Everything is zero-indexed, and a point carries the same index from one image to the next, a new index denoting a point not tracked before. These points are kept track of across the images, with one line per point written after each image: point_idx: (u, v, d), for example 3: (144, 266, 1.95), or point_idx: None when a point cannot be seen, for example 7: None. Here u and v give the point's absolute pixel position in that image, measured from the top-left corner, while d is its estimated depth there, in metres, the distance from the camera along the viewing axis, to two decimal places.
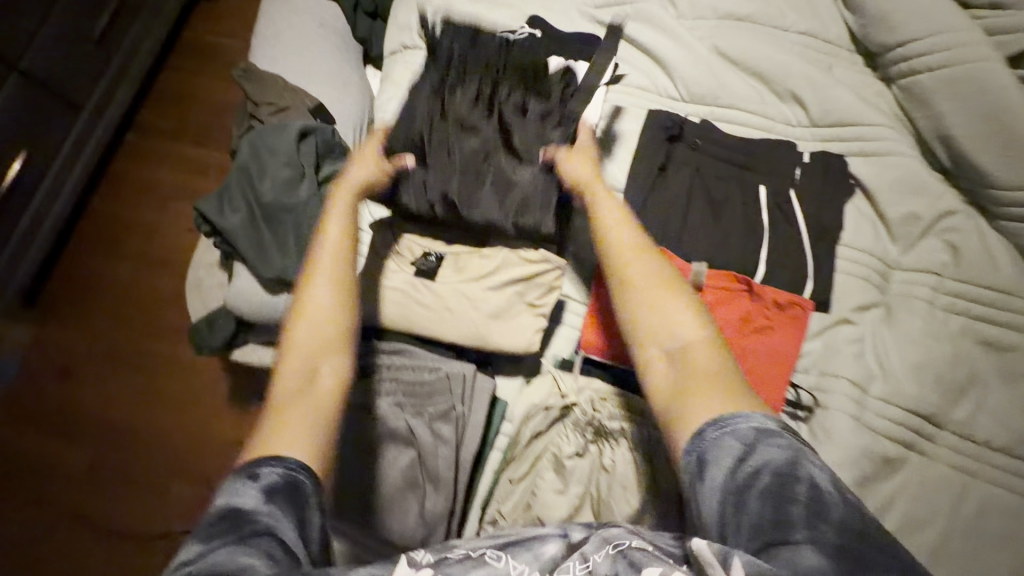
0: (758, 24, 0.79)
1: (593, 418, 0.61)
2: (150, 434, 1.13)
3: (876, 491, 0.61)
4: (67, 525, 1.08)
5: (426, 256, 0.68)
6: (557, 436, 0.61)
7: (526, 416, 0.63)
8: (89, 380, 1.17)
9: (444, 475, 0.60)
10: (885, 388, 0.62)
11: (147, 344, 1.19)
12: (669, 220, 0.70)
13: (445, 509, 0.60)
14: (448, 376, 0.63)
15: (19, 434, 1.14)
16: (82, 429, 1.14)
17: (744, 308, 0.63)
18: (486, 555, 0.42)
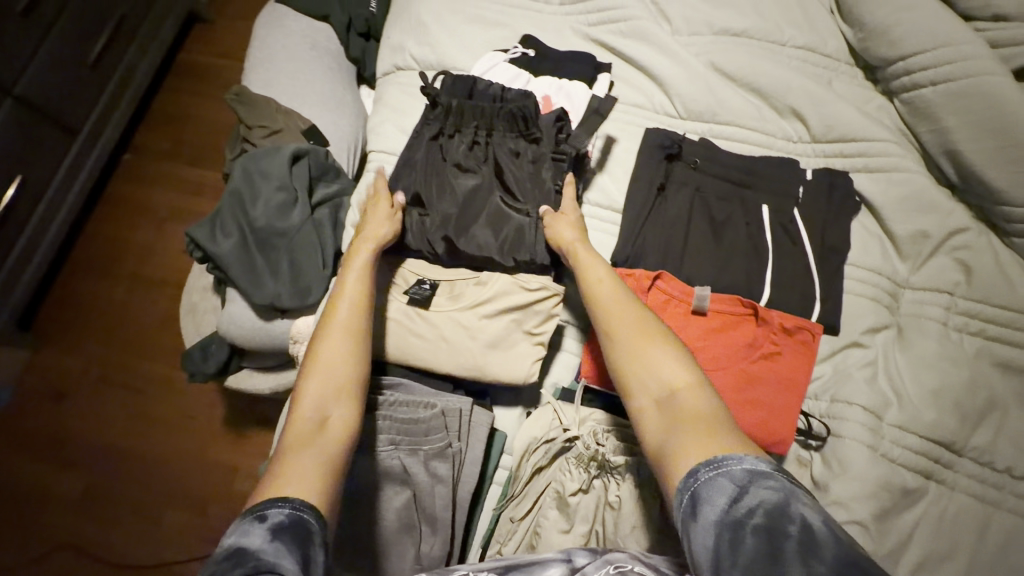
0: (755, 39, 0.78)
1: (596, 452, 0.57)
2: (143, 463, 1.10)
3: (896, 524, 0.58)
4: (56, 562, 1.04)
5: (419, 284, 0.66)
6: (560, 471, 0.58)
7: (526, 450, 0.59)
8: (80, 408, 1.14)
9: (441, 516, 0.58)
10: (902, 415, 0.59)
11: (139, 370, 1.16)
12: (670, 243, 0.68)
13: (443, 552, 0.57)
14: (444, 413, 0.60)
15: (8, 466, 1.11)
16: (73, 460, 1.11)
17: (750, 334, 0.61)
18: None
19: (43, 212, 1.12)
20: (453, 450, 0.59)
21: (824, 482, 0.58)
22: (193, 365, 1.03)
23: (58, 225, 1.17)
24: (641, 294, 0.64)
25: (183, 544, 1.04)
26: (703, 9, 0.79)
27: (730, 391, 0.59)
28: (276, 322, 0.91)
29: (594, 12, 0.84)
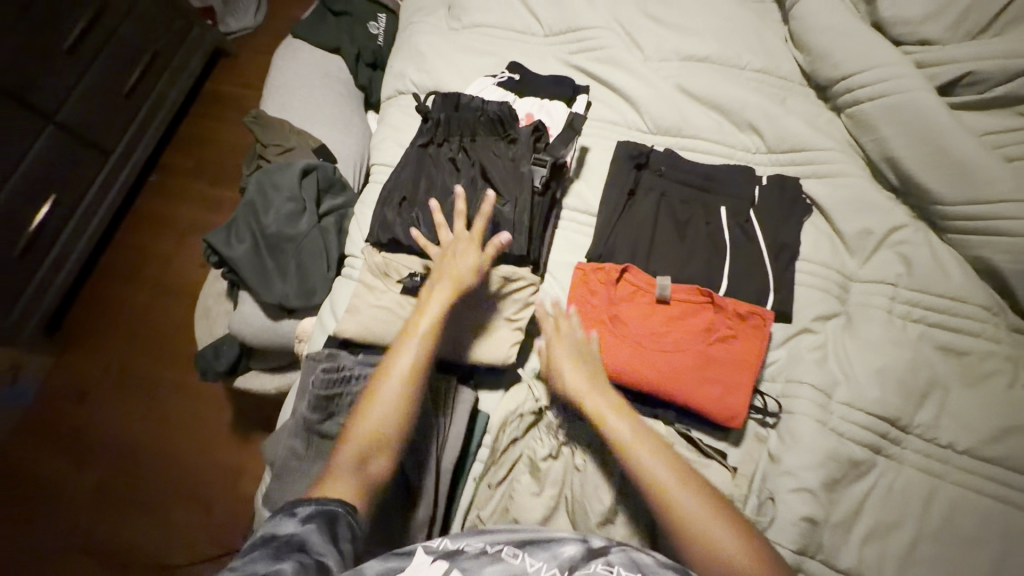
0: (717, 63, 0.87)
1: (564, 419, 0.64)
2: (155, 460, 1.16)
3: (846, 495, 0.62)
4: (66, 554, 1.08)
5: (411, 275, 0.73)
6: (532, 440, 0.64)
7: (503, 423, 0.66)
8: (98, 408, 1.21)
9: (423, 483, 0.62)
10: (849, 393, 0.65)
11: (157, 371, 1.24)
12: (638, 240, 0.75)
13: (424, 518, 0.61)
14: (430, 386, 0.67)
15: (29, 463, 1.17)
16: (90, 457, 1.17)
17: (707, 319, 0.67)
18: (504, 553, 0.46)
19: (76, 225, 1.23)
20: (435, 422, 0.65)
21: (778, 454, 0.63)
22: (206, 364, 1.10)
23: (87, 237, 1.27)
24: (610, 285, 0.70)
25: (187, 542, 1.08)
26: (670, 39, 0.89)
27: (691, 372, 0.64)
28: (282, 321, 0.99)
29: (574, 42, 0.94)
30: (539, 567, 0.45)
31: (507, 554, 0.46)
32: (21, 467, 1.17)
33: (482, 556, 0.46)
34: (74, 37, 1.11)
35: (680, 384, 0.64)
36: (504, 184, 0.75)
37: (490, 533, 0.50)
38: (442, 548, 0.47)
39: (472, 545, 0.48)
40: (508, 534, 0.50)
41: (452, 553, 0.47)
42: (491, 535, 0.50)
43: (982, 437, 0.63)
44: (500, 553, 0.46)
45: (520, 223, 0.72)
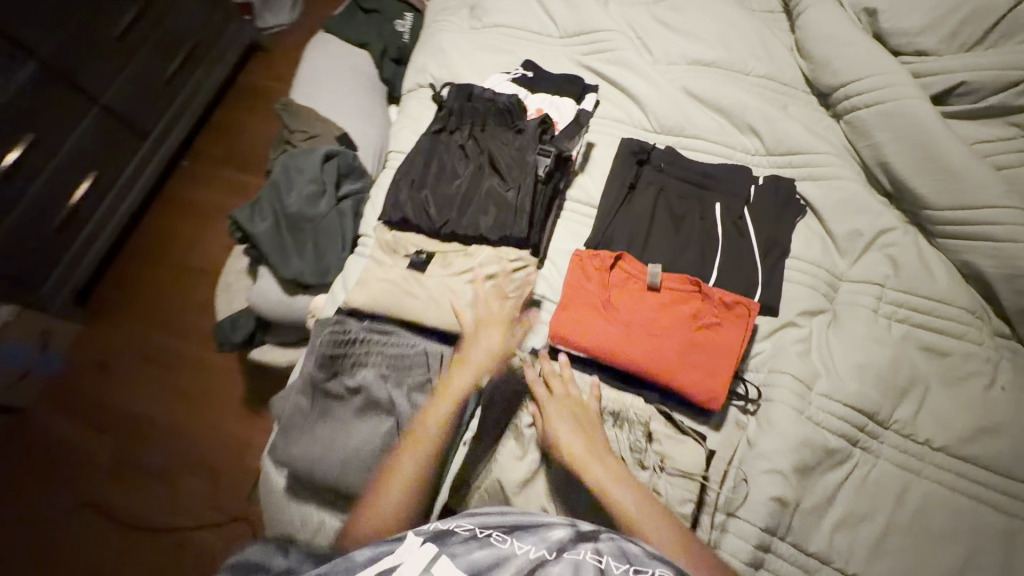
0: (723, 68, 0.90)
1: None
2: (170, 428, 1.22)
3: (819, 484, 0.64)
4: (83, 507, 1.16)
5: (418, 253, 0.78)
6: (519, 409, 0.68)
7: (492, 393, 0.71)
8: (122, 375, 1.29)
9: None
10: (828, 385, 0.67)
11: (179, 343, 1.31)
12: (635, 232, 0.79)
13: None
14: (427, 353, 0.72)
15: (55, 424, 1.24)
16: (111, 420, 1.24)
17: (693, 307, 0.70)
18: (492, 537, 0.45)
19: (113, 199, 1.32)
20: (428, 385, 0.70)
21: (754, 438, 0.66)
22: (224, 335, 1.17)
23: (120, 214, 1.35)
24: (604, 271, 0.74)
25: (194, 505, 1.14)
26: (679, 44, 0.93)
27: (677, 356, 0.67)
28: (298, 297, 1.04)
29: (587, 44, 0.98)
30: (526, 549, 0.44)
31: (494, 537, 0.45)
32: (48, 427, 1.24)
33: (470, 538, 0.45)
34: (123, 25, 1.20)
35: (666, 366, 0.67)
36: (511, 171, 0.79)
37: (479, 516, 0.50)
38: (434, 530, 0.47)
39: (461, 528, 0.47)
40: (497, 518, 0.49)
41: (440, 536, 0.46)
42: (478, 518, 0.49)
43: (960, 436, 0.64)
44: (489, 536, 0.46)
45: (522, 208, 0.76)
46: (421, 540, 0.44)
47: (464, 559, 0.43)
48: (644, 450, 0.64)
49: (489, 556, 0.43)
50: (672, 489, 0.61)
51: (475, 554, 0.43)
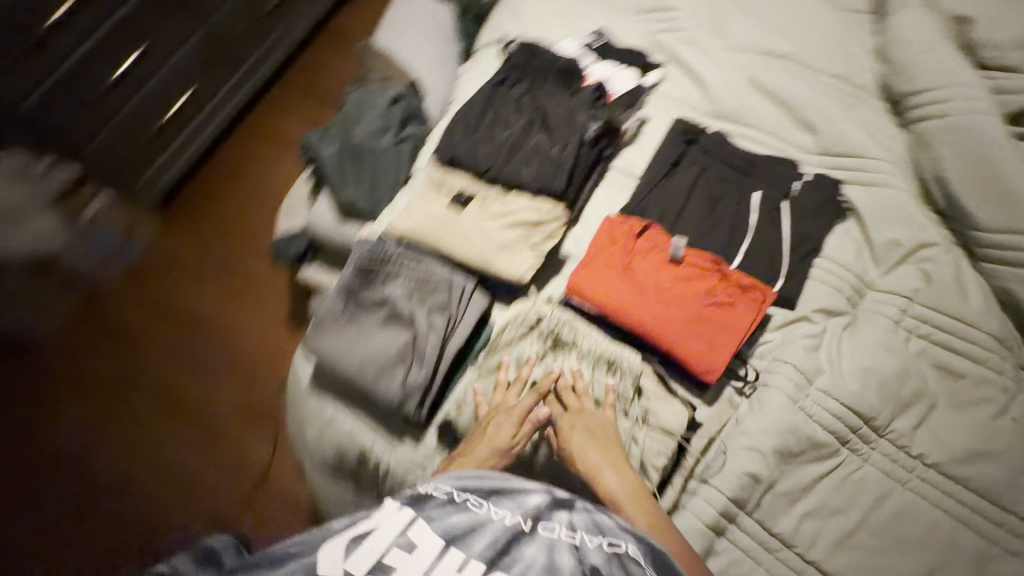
0: (794, 61, 0.89)
1: (554, 331, 0.74)
2: (226, 332, 1.33)
3: (798, 473, 0.66)
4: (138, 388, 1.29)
5: (461, 191, 0.84)
6: (524, 344, 0.74)
7: (503, 326, 0.76)
8: (192, 276, 1.41)
9: (428, 357, 0.74)
10: (829, 382, 0.68)
11: (244, 255, 1.42)
12: (669, 206, 0.81)
13: (423, 383, 0.73)
14: (451, 281, 0.78)
15: (133, 309, 1.38)
16: (178, 315, 1.36)
17: (711, 283, 0.72)
18: (469, 502, 0.51)
19: (205, 116, 1.45)
20: (446, 304, 0.76)
21: (742, 417, 0.68)
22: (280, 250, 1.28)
23: (210, 129, 1.49)
24: (630, 236, 0.77)
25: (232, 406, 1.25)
26: (753, 31, 0.92)
27: (683, 326, 0.70)
28: (348, 222, 1.12)
29: (660, 21, 0.99)
30: (503, 515, 0.50)
31: (471, 504, 0.51)
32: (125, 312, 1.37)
33: (446, 504, 0.51)
34: None
35: (670, 333, 0.70)
36: (561, 131, 0.83)
37: (463, 474, 0.56)
38: (411, 495, 0.52)
39: (439, 492, 0.53)
40: (477, 480, 0.55)
41: (418, 499, 0.52)
42: (456, 479, 0.55)
43: (954, 455, 0.64)
44: (465, 501, 0.52)
45: (562, 166, 0.80)
46: (391, 506, 0.51)
47: (442, 523, 0.49)
48: (630, 404, 0.69)
49: (467, 522, 0.49)
50: (651, 443, 0.66)
51: (452, 520, 0.49)
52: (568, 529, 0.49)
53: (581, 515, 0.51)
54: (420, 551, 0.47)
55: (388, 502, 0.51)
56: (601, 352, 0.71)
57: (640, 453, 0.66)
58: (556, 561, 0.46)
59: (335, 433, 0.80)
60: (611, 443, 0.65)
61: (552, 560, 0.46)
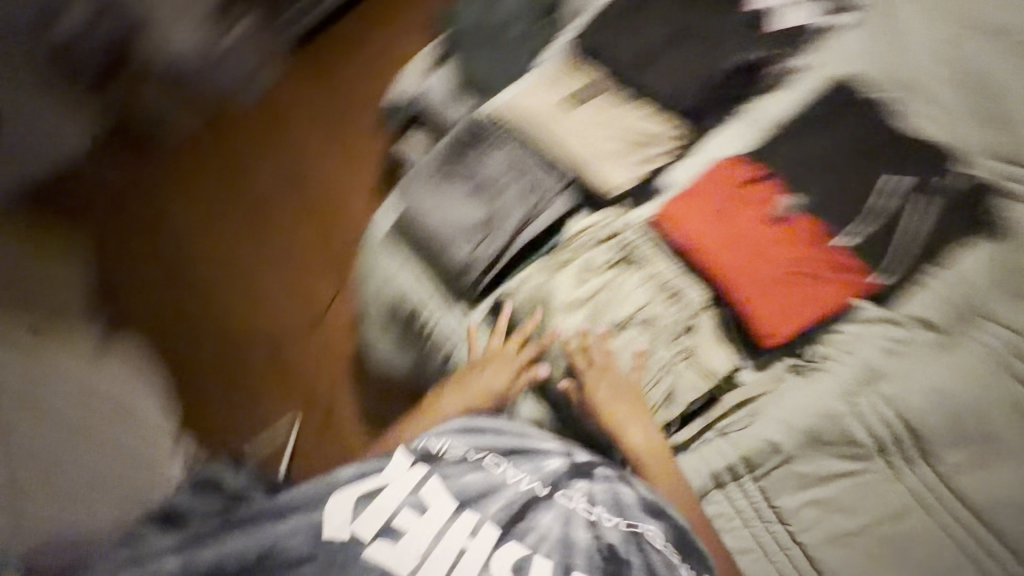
0: (1011, 39, 0.74)
1: (630, 246, 0.73)
2: (314, 169, 1.13)
3: (822, 461, 0.65)
4: (171, 224, 1.11)
5: (583, 87, 0.81)
6: (595, 250, 0.74)
7: (582, 229, 0.76)
8: (289, 94, 1.18)
9: (502, 235, 0.77)
10: (891, 388, 0.65)
11: (350, 87, 1.17)
12: (795, 161, 0.74)
13: (489, 258, 0.77)
14: (546, 171, 0.78)
15: (225, 116, 1.16)
16: (270, 137, 1.16)
17: (807, 252, 0.69)
18: (485, 463, 0.65)
19: None
20: (534, 185, 0.78)
21: (785, 390, 0.67)
22: None
23: None
24: (739, 181, 0.73)
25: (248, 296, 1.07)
26: None
27: (761, 284, 0.68)
28: None
29: None
30: (519, 479, 0.65)
31: (489, 464, 0.65)
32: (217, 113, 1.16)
33: (462, 463, 0.65)
34: None
35: (747, 288, 0.68)
36: (699, 64, 0.79)
37: (478, 431, 0.69)
38: (431, 451, 0.66)
39: (453, 452, 0.67)
40: (496, 440, 0.68)
41: (435, 457, 0.66)
42: (470, 436, 0.68)
43: (991, 501, 0.61)
44: (480, 460, 0.66)
45: (689, 92, 0.78)
46: (411, 462, 0.65)
47: (459, 482, 0.64)
48: (678, 337, 0.69)
49: (487, 481, 0.64)
50: (686, 378, 0.69)
51: (468, 479, 0.64)
52: (583, 496, 0.64)
53: (597, 483, 0.65)
54: (433, 508, 0.61)
55: (409, 455, 0.66)
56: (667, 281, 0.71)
57: (671, 383, 0.69)
58: (568, 523, 0.61)
59: (394, 281, 0.85)
60: (636, 403, 0.69)
61: (563, 521, 0.61)
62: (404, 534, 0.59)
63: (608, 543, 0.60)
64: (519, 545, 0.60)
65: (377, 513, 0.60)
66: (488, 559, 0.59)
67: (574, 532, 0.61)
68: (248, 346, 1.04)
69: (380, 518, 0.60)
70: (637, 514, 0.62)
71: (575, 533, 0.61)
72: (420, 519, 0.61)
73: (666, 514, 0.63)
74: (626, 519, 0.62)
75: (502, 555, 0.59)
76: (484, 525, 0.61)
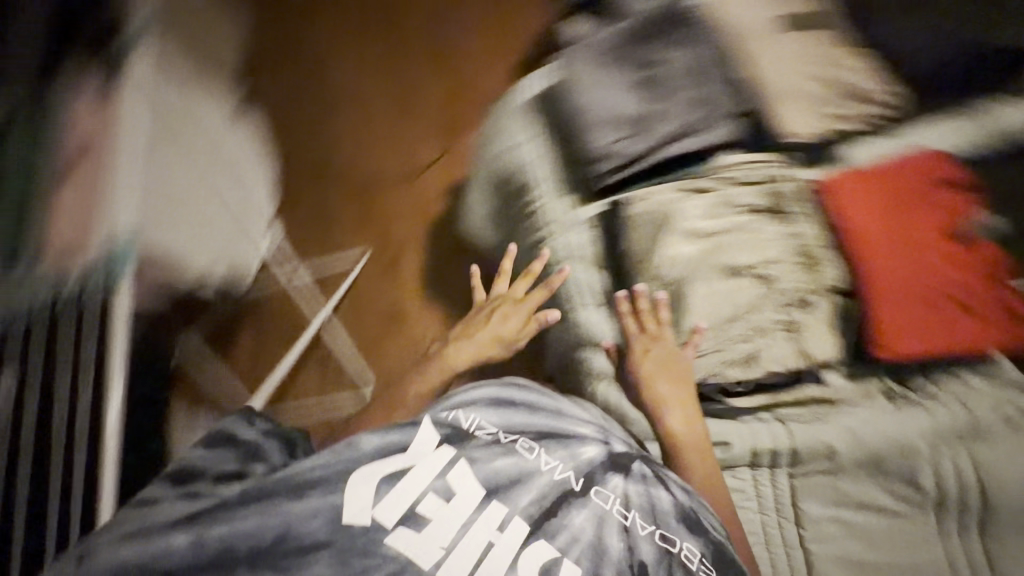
0: None
1: (783, 197, 0.69)
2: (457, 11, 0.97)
3: (871, 490, 0.61)
4: (314, 33, 1.07)
5: (810, 16, 0.74)
6: (743, 189, 0.71)
7: (740, 162, 0.71)
8: None
9: (654, 137, 0.75)
10: (987, 454, 0.58)
11: None
12: (1011, 177, 0.62)
13: (630, 155, 0.76)
14: (729, 88, 0.73)
15: None
16: None
17: (971, 278, 0.62)
18: (519, 445, 0.75)
19: None
20: (712, 97, 0.74)
21: (868, 408, 0.62)
22: None
23: None
24: (941, 176, 0.64)
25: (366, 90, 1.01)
26: None
27: (901, 288, 0.64)
28: None
29: None
30: (552, 466, 0.73)
31: (520, 447, 0.75)
32: None
33: (494, 446, 0.76)
34: None
35: (883, 288, 0.64)
36: (932, 32, 0.69)
37: (507, 411, 0.77)
38: (462, 430, 0.78)
39: (483, 434, 0.77)
40: (528, 420, 0.76)
41: (466, 439, 0.77)
42: (497, 417, 0.77)
43: None
44: (513, 442, 0.75)
45: (927, 57, 0.68)
46: (438, 445, 0.78)
47: (488, 468, 0.75)
48: (790, 306, 0.67)
49: (516, 469, 0.74)
50: (778, 348, 0.67)
51: (498, 464, 0.75)
52: (617, 497, 0.69)
53: (632, 483, 0.69)
54: (458, 498, 0.74)
55: (440, 437, 0.78)
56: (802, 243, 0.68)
57: (760, 346, 0.67)
58: (602, 522, 0.69)
59: (518, 148, 0.83)
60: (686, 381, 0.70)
61: (596, 521, 0.69)
62: (428, 522, 0.74)
63: (640, 551, 0.67)
64: (549, 543, 0.70)
65: (400, 505, 0.76)
66: (520, 553, 0.70)
67: (606, 534, 0.69)
68: (335, 177, 0.98)
69: (402, 510, 0.76)
70: (673, 527, 0.67)
71: (609, 537, 0.68)
72: (447, 505, 0.75)
73: (703, 530, 0.66)
74: (660, 531, 0.67)
75: (534, 549, 0.70)
76: (512, 522, 0.72)
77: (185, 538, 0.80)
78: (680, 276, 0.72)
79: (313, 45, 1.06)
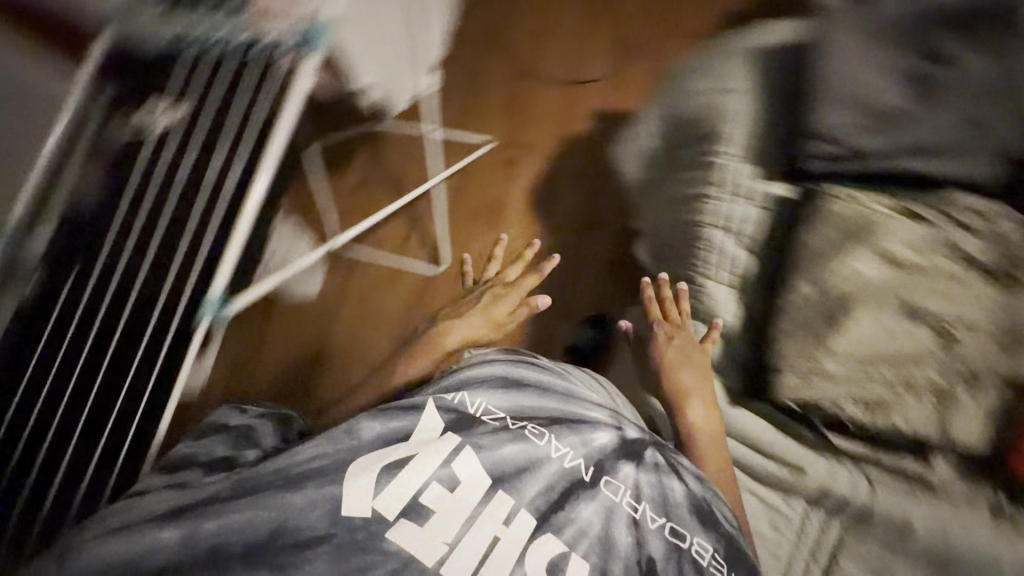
0: None
1: (965, 252, 0.92)
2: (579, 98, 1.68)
3: (913, 523, 0.86)
4: (546, 63, 1.73)
5: None
6: (931, 235, 0.94)
7: (932, 213, 0.95)
8: (582, 43, 1.74)
9: (887, 156, 0.99)
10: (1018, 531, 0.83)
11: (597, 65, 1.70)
12: None
13: (859, 166, 1.00)
14: (963, 135, 0.96)
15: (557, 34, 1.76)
16: (563, 64, 1.72)
17: None
18: (528, 431, 0.84)
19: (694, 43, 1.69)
20: (953, 138, 0.96)
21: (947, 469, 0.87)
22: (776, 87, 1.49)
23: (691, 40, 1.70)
24: None
25: (572, 96, 1.68)
26: None
27: None
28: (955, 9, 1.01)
29: None
30: (563, 452, 0.84)
31: (530, 434, 0.84)
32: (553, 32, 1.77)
33: (503, 432, 0.83)
34: None
35: None
36: None
37: (515, 397, 0.89)
38: (468, 414, 0.85)
39: (490, 419, 0.85)
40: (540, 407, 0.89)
41: (471, 422, 0.84)
42: (503, 401, 0.89)
43: None
44: (523, 429, 0.84)
45: None
46: (444, 429, 0.82)
47: (495, 454, 0.81)
48: (938, 352, 0.88)
49: (526, 458, 0.82)
50: (910, 406, 0.88)
51: (506, 450, 0.82)
52: (628, 494, 0.82)
53: (642, 474, 0.84)
54: (460, 490, 0.78)
55: (443, 419, 0.84)
56: (931, 313, 0.89)
57: (898, 399, 0.88)
58: (614, 512, 0.80)
59: (746, 140, 1.12)
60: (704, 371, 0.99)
61: (610, 511, 0.80)
62: (431, 515, 0.75)
63: (653, 542, 0.78)
64: (557, 535, 0.77)
65: (399, 500, 0.75)
66: (529, 543, 0.76)
67: (619, 523, 0.79)
68: (486, 176, 1.65)
69: (402, 503, 0.75)
70: (685, 522, 0.81)
71: (623, 527, 0.79)
72: (450, 495, 0.77)
73: (712, 525, 0.81)
74: (670, 525, 0.80)
75: (545, 539, 0.77)
76: (518, 514, 0.78)
77: (170, 538, 0.70)
78: (853, 293, 0.93)
79: (547, 73, 1.71)
